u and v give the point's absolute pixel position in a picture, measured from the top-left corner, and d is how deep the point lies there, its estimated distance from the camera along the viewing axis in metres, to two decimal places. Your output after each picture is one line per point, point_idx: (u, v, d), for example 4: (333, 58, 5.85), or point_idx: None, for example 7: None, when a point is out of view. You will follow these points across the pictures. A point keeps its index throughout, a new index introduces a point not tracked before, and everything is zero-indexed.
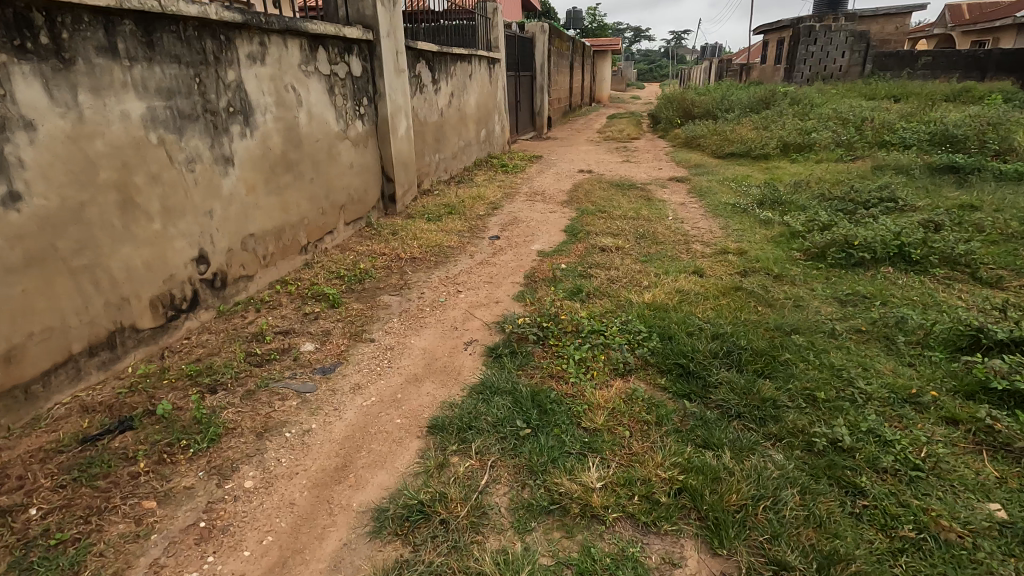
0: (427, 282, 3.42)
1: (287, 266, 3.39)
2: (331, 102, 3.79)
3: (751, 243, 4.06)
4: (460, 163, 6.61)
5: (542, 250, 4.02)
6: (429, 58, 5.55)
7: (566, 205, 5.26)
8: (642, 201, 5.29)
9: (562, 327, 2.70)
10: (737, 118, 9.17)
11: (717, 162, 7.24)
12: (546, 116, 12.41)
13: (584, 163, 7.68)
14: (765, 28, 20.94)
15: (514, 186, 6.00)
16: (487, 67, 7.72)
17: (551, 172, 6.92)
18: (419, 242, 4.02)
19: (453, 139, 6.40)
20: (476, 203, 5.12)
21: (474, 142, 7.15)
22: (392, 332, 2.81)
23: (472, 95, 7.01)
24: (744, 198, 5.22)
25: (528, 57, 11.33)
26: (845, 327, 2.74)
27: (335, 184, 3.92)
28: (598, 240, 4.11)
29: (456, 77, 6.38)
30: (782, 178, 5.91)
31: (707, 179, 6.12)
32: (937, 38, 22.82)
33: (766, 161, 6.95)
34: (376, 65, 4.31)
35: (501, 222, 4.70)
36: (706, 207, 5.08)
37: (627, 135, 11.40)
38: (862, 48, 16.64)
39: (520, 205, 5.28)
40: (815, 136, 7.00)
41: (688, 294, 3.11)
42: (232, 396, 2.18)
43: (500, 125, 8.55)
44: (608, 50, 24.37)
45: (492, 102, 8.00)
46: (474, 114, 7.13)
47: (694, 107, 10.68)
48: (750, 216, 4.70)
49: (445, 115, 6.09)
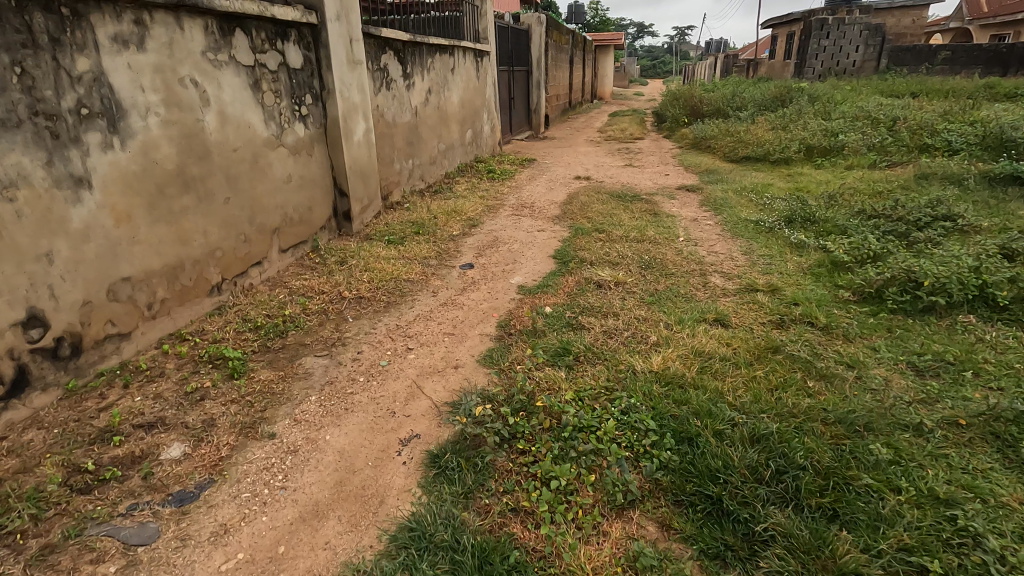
0: (369, 336, 2.63)
1: (186, 315, 2.61)
2: (256, 100, 3.00)
3: (783, 276, 3.27)
4: (439, 169, 5.82)
5: (524, 285, 3.24)
6: (399, 49, 4.76)
7: (557, 221, 4.48)
8: (648, 217, 4.51)
9: (537, 420, 1.92)
10: (751, 116, 8.38)
11: (731, 167, 6.46)
12: (543, 114, 11.63)
13: (582, 168, 6.90)
14: (774, 22, 20.07)
15: (499, 197, 5.21)
16: (474, 61, 6.92)
17: (543, 179, 6.13)
18: (370, 275, 3.22)
19: (432, 143, 5.61)
20: (451, 220, 4.32)
21: (457, 146, 6.36)
22: (303, 421, 2.03)
23: (454, 92, 6.21)
24: (768, 213, 4.43)
25: (523, 50, 10.54)
26: (936, 418, 1.95)
27: (264, 204, 3.13)
28: (594, 271, 3.33)
29: (434, 71, 5.58)
30: (809, 189, 5.13)
31: (721, 189, 5.34)
32: (953, 33, 21.97)
33: (787, 167, 6.17)
34: (322, 55, 3.51)
35: (478, 245, 3.92)
36: (724, 224, 4.30)
37: (630, 134, 10.62)
38: (878, 43, 15.84)
39: (504, 221, 4.49)
40: (843, 138, 6.20)
41: (711, 360, 2.32)
42: (14, 562, 1.40)
43: (490, 125, 7.75)
44: (610, 45, 23.53)
45: (479, 100, 7.20)
46: (456, 113, 6.33)
47: (702, 105, 9.88)
48: (778, 237, 3.91)
49: (420, 115, 5.30)
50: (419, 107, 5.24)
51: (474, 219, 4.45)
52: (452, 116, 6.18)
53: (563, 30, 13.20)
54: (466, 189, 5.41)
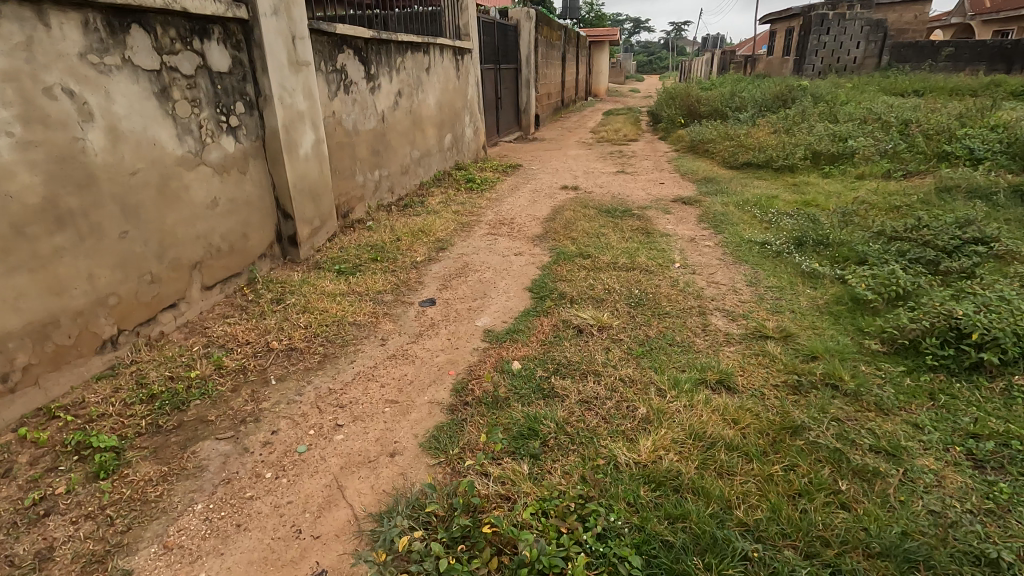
0: (290, 407, 2.13)
1: (65, 381, 2.10)
2: (164, 112, 2.49)
3: (796, 318, 2.78)
4: (412, 180, 5.33)
5: (491, 329, 2.73)
6: (361, 47, 4.25)
7: (538, 242, 3.98)
8: (640, 237, 4.01)
9: (481, 557, 1.42)
10: (752, 118, 7.90)
11: (731, 175, 5.98)
12: (533, 114, 11.12)
13: (570, 175, 6.40)
14: (773, 18, 19.58)
15: (476, 212, 4.70)
16: (453, 59, 6.40)
17: (528, 189, 5.62)
18: (307, 318, 2.71)
19: (403, 151, 5.10)
20: (416, 242, 3.82)
21: (435, 151, 5.88)
22: (175, 549, 1.52)
23: (430, 93, 5.71)
24: (774, 232, 3.95)
25: (511, 47, 10.04)
26: (1013, 544, 1.45)
27: (178, 235, 2.62)
28: (576, 310, 2.83)
29: (405, 71, 5.07)
30: (818, 203, 4.64)
31: (721, 202, 4.85)
32: (955, 29, 21.50)
33: (792, 175, 5.68)
34: (256, 56, 3.00)
35: (443, 274, 3.41)
36: (726, 247, 3.81)
37: (623, 136, 10.13)
38: (879, 39, 15.37)
39: (477, 242, 3.98)
40: (852, 144, 5.73)
41: (714, 448, 1.82)
42: None
43: (472, 127, 7.25)
44: (605, 41, 23.01)
45: (460, 101, 6.68)
46: (433, 117, 5.82)
47: (700, 105, 9.36)
48: (787, 264, 3.43)
49: (389, 121, 4.79)
50: (387, 111, 4.73)
51: (444, 239, 3.93)
52: (428, 121, 5.67)
53: (555, 26, 12.67)
54: (440, 202, 4.90)
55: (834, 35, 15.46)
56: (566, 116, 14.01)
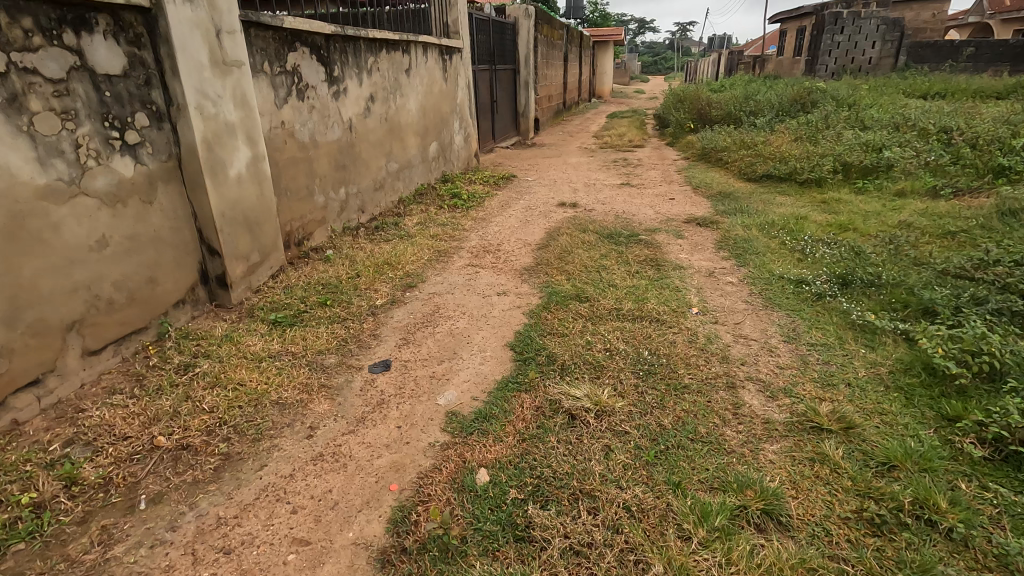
0: (150, 558, 1.48)
1: None
2: (13, 127, 1.85)
3: (855, 398, 2.13)
4: (388, 196, 4.70)
5: (458, 412, 2.09)
6: (321, 45, 3.61)
7: (527, 276, 3.34)
8: (650, 271, 3.36)
9: None
10: (769, 123, 7.25)
11: (750, 189, 5.33)
12: (532, 118, 10.51)
13: (569, 188, 5.75)
14: (784, 17, 18.90)
15: (457, 236, 4.05)
16: (440, 59, 5.78)
17: (521, 205, 4.98)
18: (216, 397, 2.07)
19: (376, 163, 4.48)
20: (379, 278, 3.17)
21: (417, 162, 5.26)
22: None
23: (411, 98, 5.08)
24: (809, 265, 3.31)
25: (508, 47, 9.43)
26: None
27: (43, 288, 1.98)
28: (568, 384, 2.19)
29: (379, 73, 4.44)
30: (857, 226, 3.99)
31: (742, 224, 4.20)
32: (973, 28, 20.74)
33: (820, 191, 5.03)
34: (164, 53, 2.36)
35: (407, 324, 2.77)
36: (753, 286, 3.17)
37: (629, 141, 9.49)
38: (896, 38, 14.69)
39: (454, 277, 3.34)
40: (888, 155, 5.07)
41: None
42: None
43: (462, 134, 6.62)
44: (610, 42, 22.35)
45: (447, 106, 6.06)
46: (414, 124, 5.19)
47: (711, 108, 8.70)
48: (830, 311, 2.78)
49: (358, 130, 4.16)
50: (355, 119, 4.10)
51: (414, 275, 3.29)
52: (408, 128, 5.04)
53: (556, 25, 12.04)
54: (417, 224, 4.26)
55: (849, 35, 14.79)
56: (568, 120, 13.38)
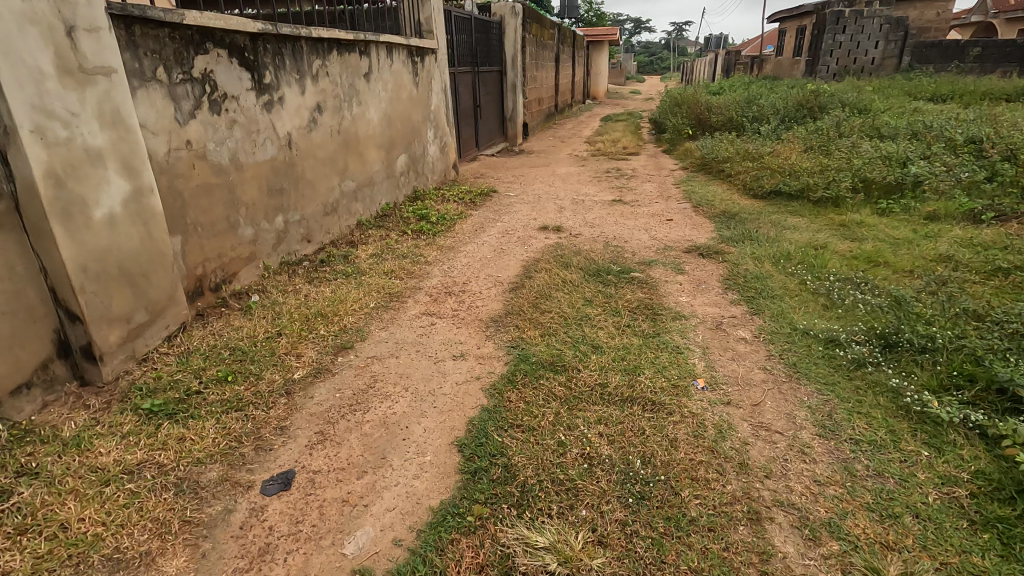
0: None
1: None
2: None
3: (931, 544, 1.51)
4: (343, 221, 4.08)
5: (368, 574, 1.45)
6: (245, 46, 2.97)
7: (494, 330, 2.72)
8: (644, 322, 2.75)
9: None
10: (774, 130, 6.65)
11: (757, 209, 4.73)
12: (519, 123, 9.90)
13: (554, 206, 5.12)
14: (783, 16, 18.36)
15: (417, 272, 3.43)
16: (409, 62, 5.16)
17: (498, 229, 4.36)
18: (19, 556, 1.43)
19: (325, 184, 3.85)
20: (306, 337, 2.54)
21: (380, 178, 4.64)
22: None
23: (372, 106, 4.46)
24: (839, 317, 2.70)
25: (493, 48, 8.83)
26: None
27: None
28: (529, 524, 1.56)
29: (328, 79, 3.81)
30: (888, 260, 3.39)
31: (751, 255, 3.59)
32: (976, 27, 20.22)
33: (838, 211, 4.43)
34: None
35: (329, 407, 2.14)
36: (771, 344, 2.56)
37: (622, 148, 8.89)
38: (899, 38, 14.14)
39: (403, 332, 2.71)
40: (914, 170, 4.47)
41: None
42: None
43: (438, 144, 6.00)
44: (604, 42, 21.76)
45: (418, 114, 5.43)
46: (376, 136, 4.56)
47: (710, 114, 8.10)
48: (874, 388, 2.17)
49: (301, 147, 3.54)
50: (296, 133, 3.48)
51: (352, 331, 2.66)
52: (368, 141, 4.42)
53: (546, 25, 11.44)
54: (371, 256, 3.63)
55: (851, 34, 14.23)
56: (560, 124, 12.78)
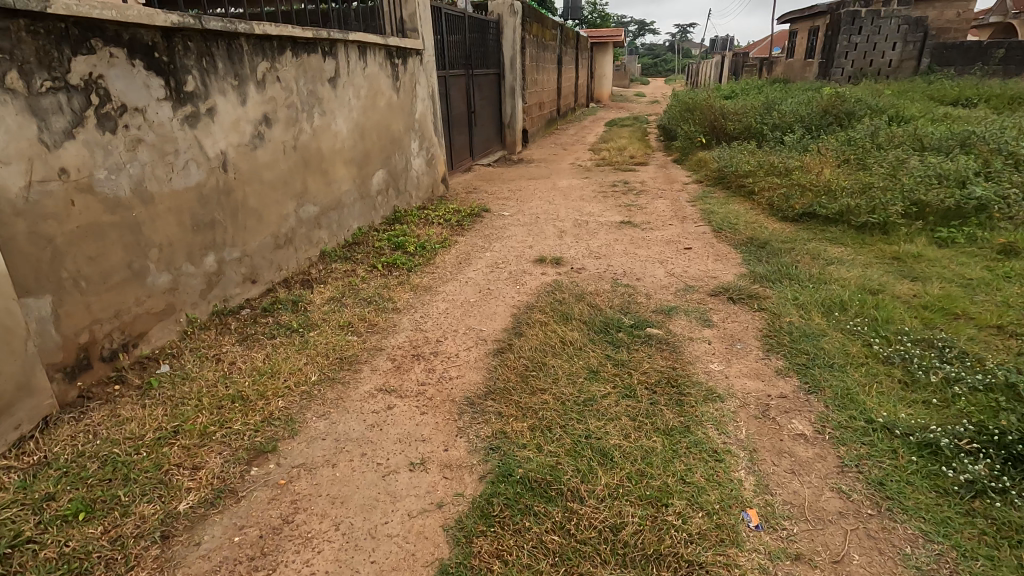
0: None
1: None
2: None
3: None
4: (299, 253, 3.43)
5: None
6: (154, 44, 2.32)
7: (470, 419, 2.07)
8: (667, 409, 2.08)
9: None
10: (800, 140, 5.98)
11: (789, 236, 4.07)
12: (519, 129, 9.26)
13: (554, 230, 4.46)
14: (794, 17, 17.68)
15: (381, 325, 2.77)
16: (388, 65, 4.51)
17: (486, 261, 3.70)
18: None
19: (276, 211, 3.19)
20: (212, 437, 1.88)
21: (349, 199, 3.99)
22: None
23: (339, 117, 3.80)
24: (928, 406, 2.03)
25: (490, 49, 8.19)
26: None
27: None
28: None
29: (279, 85, 3.16)
30: (968, 310, 2.72)
31: (794, 301, 2.93)
32: (995, 28, 19.45)
33: (888, 241, 3.76)
34: None
35: (220, 563, 1.47)
36: (842, 449, 1.88)
37: (630, 158, 8.24)
38: (918, 39, 13.45)
39: (349, 422, 2.05)
40: (977, 192, 3.80)
41: None
42: None
43: (424, 157, 5.35)
44: (609, 43, 21.09)
45: (400, 123, 4.78)
46: (345, 151, 3.91)
47: (725, 121, 7.44)
48: (1009, 539, 1.50)
49: (240, 168, 2.88)
50: (233, 152, 2.82)
51: (279, 422, 2.00)
52: (334, 157, 3.76)
53: (547, 25, 10.78)
54: (327, 302, 2.97)
55: (868, 35, 13.50)
56: (562, 129, 12.13)
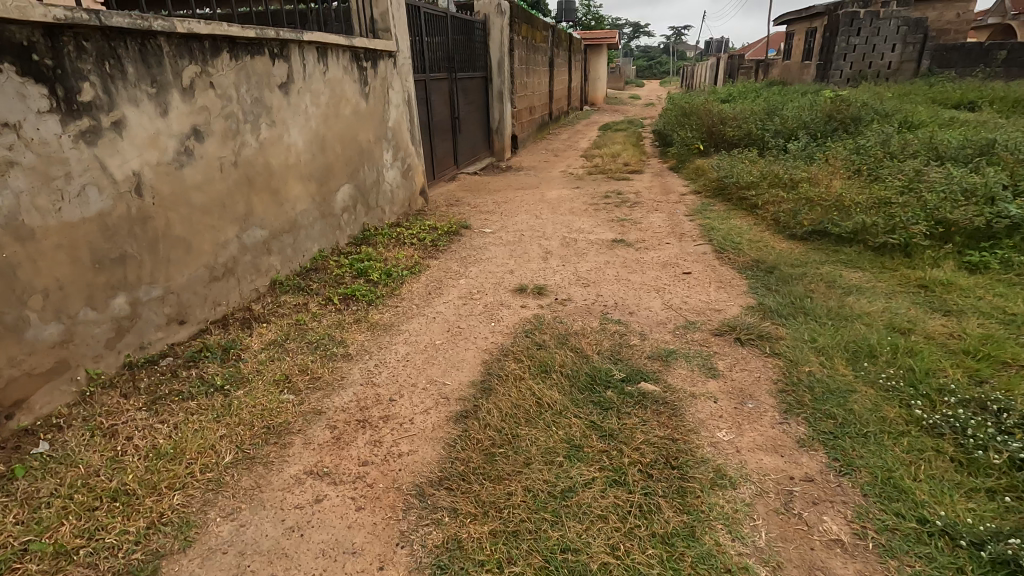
0: None
1: None
2: None
3: None
4: (242, 284, 2.99)
5: None
6: (30, 44, 1.89)
7: (416, 518, 1.63)
8: (666, 503, 1.65)
9: None
10: (804, 148, 5.58)
11: (799, 259, 3.66)
12: (507, 135, 8.84)
13: (539, 251, 4.03)
14: (790, 18, 17.34)
15: (326, 379, 2.33)
16: (355, 68, 4.08)
17: (460, 291, 3.27)
18: None
19: (211, 238, 2.75)
20: (72, 560, 1.44)
21: (306, 220, 3.56)
22: None
23: (292, 127, 3.37)
24: (997, 502, 1.60)
25: (475, 51, 7.78)
26: None
27: None
28: None
29: (213, 92, 2.72)
30: (1019, 357, 2.30)
31: (812, 344, 2.51)
32: (994, 29, 19.15)
33: (910, 267, 3.35)
34: None
35: None
36: (892, 566, 1.46)
37: (624, 165, 7.83)
38: (918, 40, 13.12)
39: (261, 524, 1.61)
40: (1009, 210, 3.39)
41: None
42: None
43: (399, 168, 4.92)
44: (603, 45, 20.71)
45: (369, 132, 4.35)
46: (301, 166, 3.48)
47: (724, 127, 7.04)
48: None
49: (161, 191, 2.45)
50: (150, 172, 2.38)
51: (170, 528, 1.56)
52: (286, 174, 3.33)
53: (538, 26, 10.38)
54: (266, 348, 2.53)
55: (867, 37, 13.13)
56: (555, 134, 11.73)
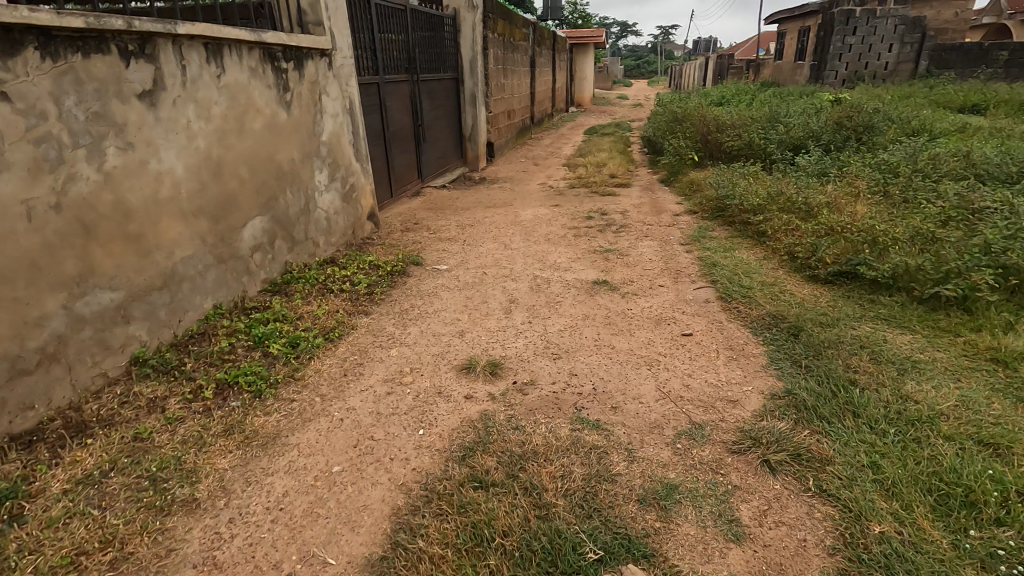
0: None
1: None
2: None
3: None
4: (76, 372, 2.14)
5: None
6: None
7: None
8: None
9: None
10: (815, 163, 4.83)
11: (827, 313, 2.90)
12: (482, 142, 8.02)
13: (502, 300, 3.24)
14: (782, 17, 16.68)
15: (140, 557, 1.50)
16: (268, 71, 3.24)
17: (387, 369, 2.45)
18: None
19: (12, 316, 1.91)
20: None
21: (190, 269, 2.71)
22: None
23: (164, 149, 2.53)
24: None
25: (443, 50, 6.95)
26: None
27: None
28: None
29: (9, 107, 1.88)
30: None
31: (874, 477, 1.73)
32: (987, 30, 18.63)
33: (974, 331, 2.59)
34: None
35: None
36: None
37: (609, 177, 7.04)
38: (916, 40, 12.49)
39: None
40: None
41: None
42: None
43: (337, 190, 4.07)
44: (588, 44, 19.93)
45: (293, 150, 3.51)
46: (180, 199, 2.63)
47: (720, 136, 6.28)
48: None
49: None
50: None
51: None
52: (155, 212, 2.49)
53: (516, 23, 9.56)
54: (68, 491, 1.68)
55: (863, 37, 12.48)
56: (537, 139, 10.95)
